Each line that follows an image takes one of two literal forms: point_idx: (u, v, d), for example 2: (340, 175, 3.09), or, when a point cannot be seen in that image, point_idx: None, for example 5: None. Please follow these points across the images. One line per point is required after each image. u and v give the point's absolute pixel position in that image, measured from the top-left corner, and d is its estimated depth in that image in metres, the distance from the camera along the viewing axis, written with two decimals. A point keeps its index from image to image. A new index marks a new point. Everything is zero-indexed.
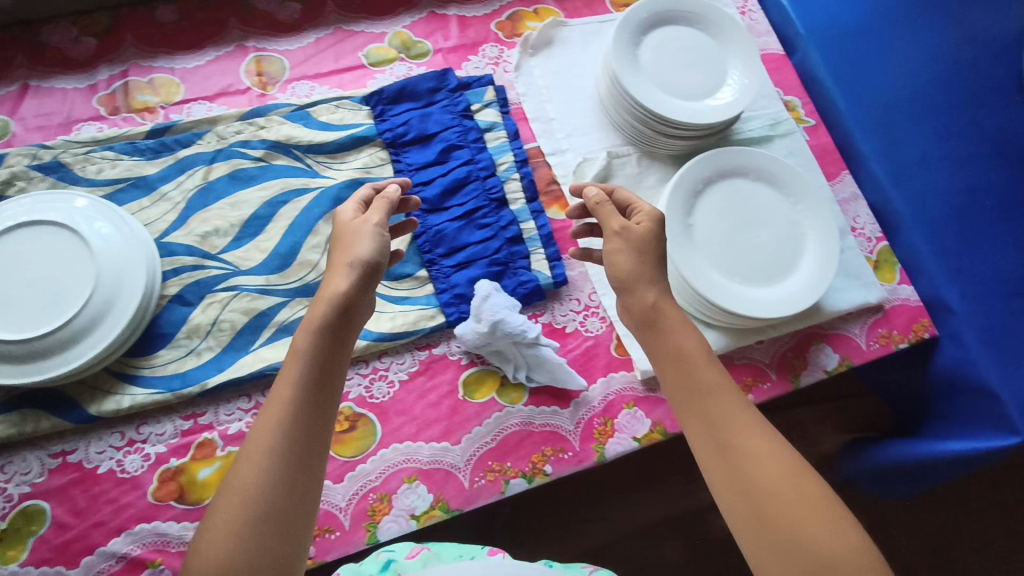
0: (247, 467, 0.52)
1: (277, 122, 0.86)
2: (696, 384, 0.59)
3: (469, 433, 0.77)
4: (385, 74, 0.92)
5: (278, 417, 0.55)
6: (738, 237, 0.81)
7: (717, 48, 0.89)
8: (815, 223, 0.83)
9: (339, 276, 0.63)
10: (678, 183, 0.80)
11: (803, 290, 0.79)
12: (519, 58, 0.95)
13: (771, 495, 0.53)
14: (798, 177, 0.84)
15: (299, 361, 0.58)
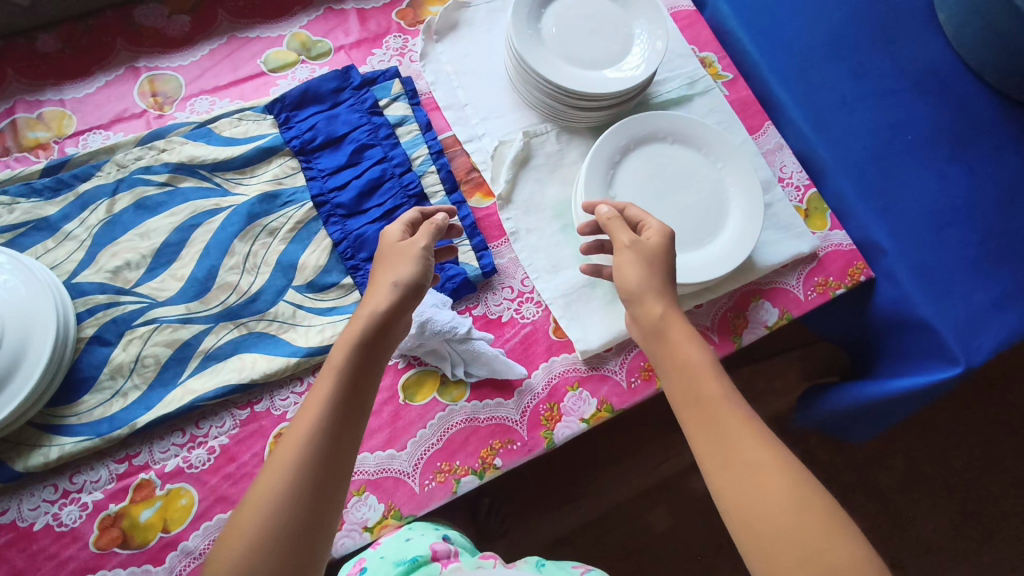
0: (270, 480, 0.52)
1: (179, 143, 0.82)
2: (699, 393, 0.58)
3: (414, 437, 0.76)
4: (288, 79, 0.88)
5: (308, 425, 0.54)
6: (662, 203, 0.82)
7: (621, 11, 0.87)
8: (735, 180, 0.84)
9: (383, 295, 0.62)
10: (596, 157, 0.80)
11: (730, 249, 0.81)
12: (424, 46, 0.91)
13: (768, 500, 0.51)
14: (715, 135, 0.85)
15: (330, 380, 0.57)
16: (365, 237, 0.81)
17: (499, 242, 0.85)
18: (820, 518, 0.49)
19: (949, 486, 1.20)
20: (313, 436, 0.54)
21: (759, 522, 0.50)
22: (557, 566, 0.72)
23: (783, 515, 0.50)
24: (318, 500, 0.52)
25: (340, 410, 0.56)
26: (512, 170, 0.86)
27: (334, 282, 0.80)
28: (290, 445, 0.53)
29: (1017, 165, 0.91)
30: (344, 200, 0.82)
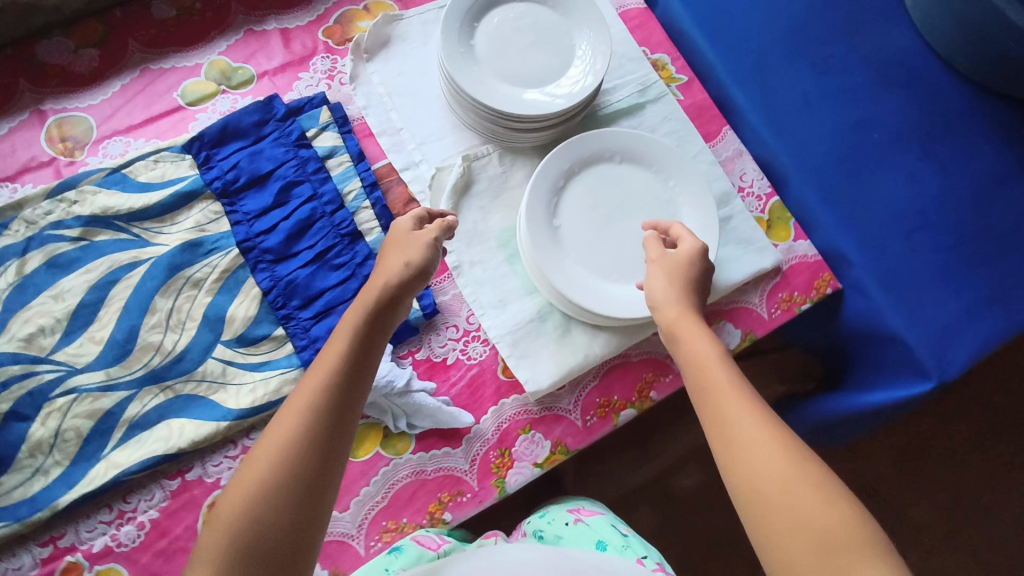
0: (277, 429, 0.54)
1: (90, 193, 0.77)
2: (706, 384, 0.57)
3: (357, 497, 0.71)
4: (208, 112, 0.82)
5: (320, 380, 0.56)
6: (609, 229, 0.77)
7: (561, 20, 0.80)
8: (691, 198, 0.78)
9: (395, 271, 0.64)
10: (536, 184, 0.75)
11: (685, 276, 0.75)
12: (354, 66, 0.85)
13: (774, 482, 0.50)
14: (667, 152, 0.79)
15: (341, 343, 0.59)
16: (296, 283, 0.76)
17: (442, 278, 0.81)
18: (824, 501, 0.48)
19: (918, 478, 1.22)
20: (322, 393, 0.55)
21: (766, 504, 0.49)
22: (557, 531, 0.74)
23: (791, 499, 0.49)
24: (320, 454, 0.53)
25: (349, 372, 0.57)
26: (453, 199, 0.80)
27: (266, 334, 0.75)
28: (297, 399, 0.55)
29: (991, 158, 0.85)
30: (272, 244, 0.77)
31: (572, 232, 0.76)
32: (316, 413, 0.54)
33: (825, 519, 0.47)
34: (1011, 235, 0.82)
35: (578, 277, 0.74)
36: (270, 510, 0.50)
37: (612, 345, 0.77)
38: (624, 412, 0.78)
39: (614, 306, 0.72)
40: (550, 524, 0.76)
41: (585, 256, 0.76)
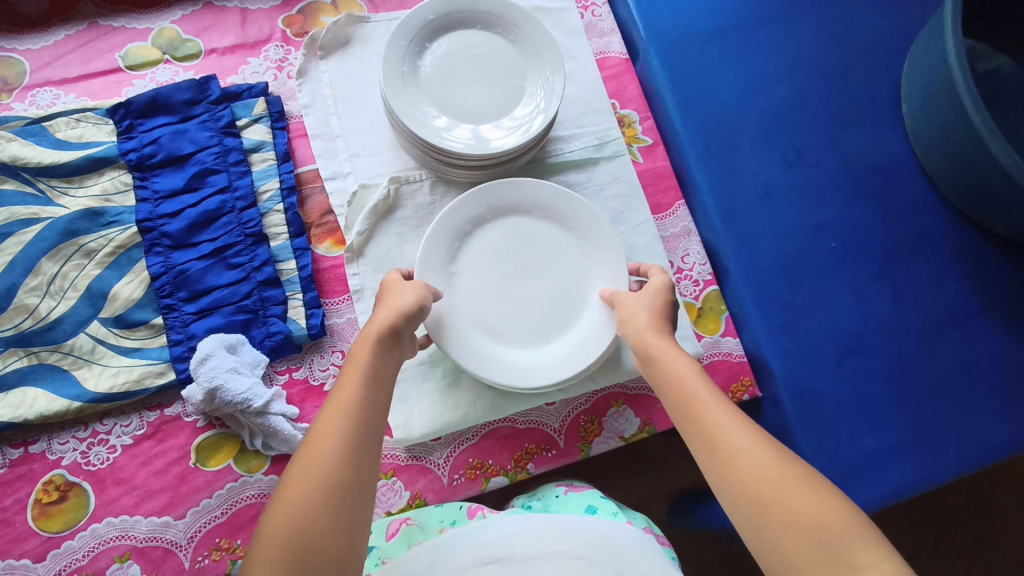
0: (310, 459, 0.49)
1: (4, 138, 0.74)
2: (690, 398, 0.53)
3: (196, 507, 0.69)
4: (145, 80, 0.80)
5: (344, 405, 0.52)
6: (509, 287, 0.73)
7: (517, 58, 0.76)
8: (604, 269, 0.74)
9: (392, 310, 0.60)
10: (442, 224, 0.71)
11: (577, 352, 0.71)
12: (304, 61, 0.82)
13: (764, 490, 0.46)
14: (590, 214, 0.74)
15: (358, 367, 0.55)
16: (188, 275, 0.73)
17: (339, 299, 0.77)
18: (817, 496, 0.45)
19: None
20: (347, 414, 0.52)
21: (761, 507, 0.46)
22: (543, 506, 0.69)
23: (783, 495, 0.46)
24: (358, 473, 0.50)
25: (371, 392, 0.54)
26: (369, 220, 0.77)
27: (143, 320, 0.72)
28: (326, 427, 0.51)
29: (953, 294, 0.78)
30: (172, 229, 0.74)
31: (468, 283, 0.73)
32: (347, 434, 0.50)
33: (820, 512, 0.44)
34: (950, 379, 0.75)
35: (462, 331, 0.70)
36: (320, 538, 0.46)
37: (494, 409, 0.73)
38: (495, 478, 0.73)
39: (492, 370, 0.68)
40: (539, 497, 0.71)
41: (477, 310, 0.72)
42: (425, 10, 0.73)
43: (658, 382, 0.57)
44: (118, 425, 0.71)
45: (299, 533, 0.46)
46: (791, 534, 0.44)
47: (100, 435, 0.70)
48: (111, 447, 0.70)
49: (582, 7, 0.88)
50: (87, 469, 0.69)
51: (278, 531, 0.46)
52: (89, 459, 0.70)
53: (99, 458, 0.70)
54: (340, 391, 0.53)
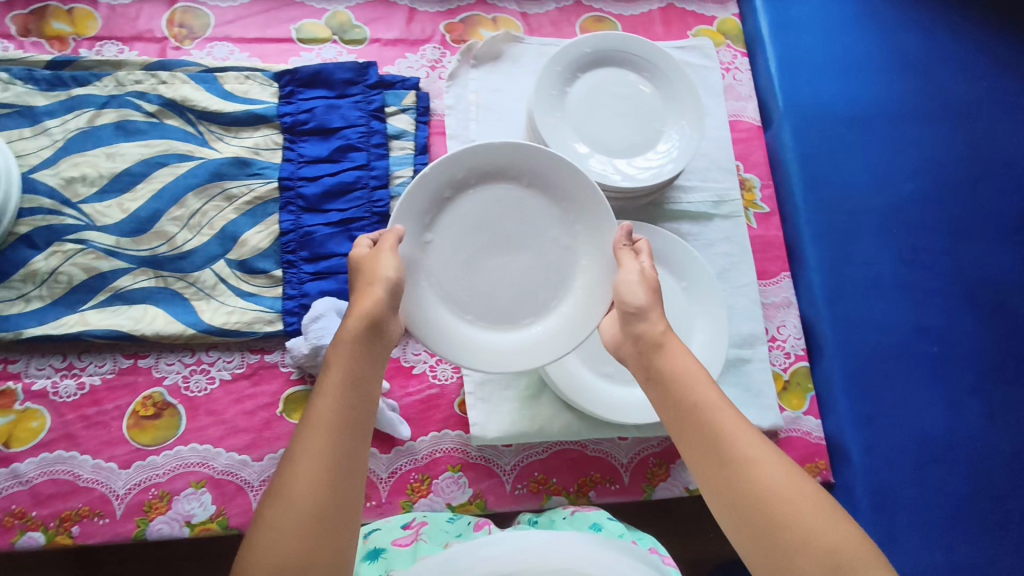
0: (297, 484, 0.48)
1: (180, 81, 0.82)
2: (696, 401, 0.53)
3: (274, 453, 0.73)
4: (312, 54, 0.86)
5: (324, 418, 0.51)
6: (489, 260, 0.68)
7: (661, 104, 0.78)
8: (593, 250, 0.67)
9: (370, 306, 0.56)
10: (416, 190, 0.64)
11: (553, 336, 0.66)
12: (457, 67, 0.87)
13: (775, 504, 0.48)
14: (584, 190, 0.66)
15: (338, 373, 0.53)
16: (313, 237, 0.78)
17: None
18: (824, 513, 0.47)
19: None
20: (330, 434, 0.50)
21: (772, 523, 0.47)
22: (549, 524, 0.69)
23: (792, 515, 0.47)
24: (349, 492, 0.50)
25: (354, 405, 0.52)
26: None
27: (264, 269, 0.77)
28: (311, 448, 0.49)
29: None
30: (308, 193, 0.79)
31: (442, 252, 0.67)
32: (334, 454, 0.50)
33: (831, 538, 0.46)
34: None
35: (431, 308, 0.65)
36: (307, 558, 0.46)
37: (568, 430, 0.75)
38: (556, 497, 0.75)
39: (463, 354, 0.63)
40: (546, 514, 0.71)
41: (451, 284, 0.67)
42: (582, 44, 0.77)
43: (660, 392, 0.56)
44: (222, 359, 0.75)
45: (285, 557, 0.46)
46: (805, 556, 0.46)
47: (203, 364, 0.75)
48: (210, 378, 0.74)
49: (725, 69, 0.90)
50: (184, 393, 0.74)
51: (263, 554, 0.46)
52: (189, 385, 0.74)
53: (198, 386, 0.74)
54: (320, 409, 0.51)
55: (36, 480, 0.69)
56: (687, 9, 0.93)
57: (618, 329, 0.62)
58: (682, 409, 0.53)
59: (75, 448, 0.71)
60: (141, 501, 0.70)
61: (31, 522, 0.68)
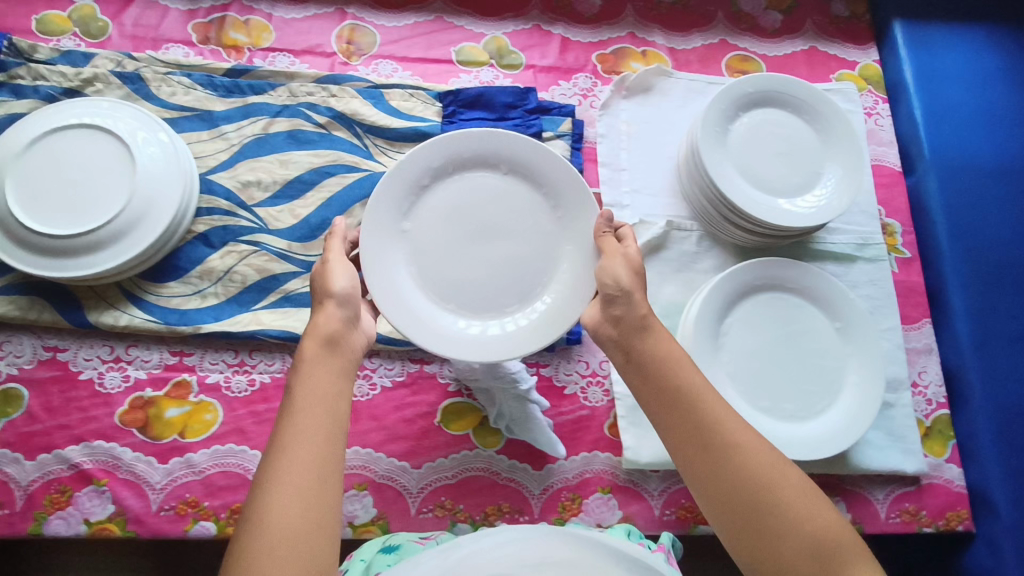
0: (276, 491, 0.46)
1: (349, 95, 0.85)
2: (679, 386, 0.53)
3: (432, 462, 0.76)
4: (470, 76, 0.89)
5: (294, 432, 0.49)
6: (469, 247, 0.71)
7: (819, 146, 0.81)
8: (575, 236, 0.70)
9: (323, 323, 0.56)
10: (391, 179, 0.69)
11: (545, 324, 0.67)
12: (610, 97, 0.90)
13: (761, 490, 0.48)
14: (568, 178, 0.69)
15: (303, 388, 0.51)
16: None
17: None
18: (804, 495, 0.49)
19: None
20: (303, 442, 0.48)
21: (765, 508, 0.48)
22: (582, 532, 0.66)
23: (784, 502, 0.48)
24: (329, 496, 0.47)
25: (325, 411, 0.50)
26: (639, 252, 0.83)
27: None
28: (291, 457, 0.47)
29: None
30: None
31: (425, 238, 0.71)
32: (310, 460, 0.47)
33: (814, 520, 0.47)
34: None
35: (410, 294, 0.69)
36: None
37: None
38: (703, 526, 0.77)
39: (440, 343, 0.66)
40: None
41: (426, 267, 0.71)
42: (747, 84, 0.80)
43: (632, 373, 0.56)
44: (383, 367, 0.78)
45: None
46: (793, 541, 0.47)
47: (366, 370, 0.78)
48: (373, 384, 0.78)
49: (867, 114, 0.94)
50: None
51: None
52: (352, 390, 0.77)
53: (362, 391, 0.77)
54: (293, 420, 0.49)
55: (208, 471, 0.72)
56: (829, 52, 0.97)
57: (597, 310, 0.61)
58: (665, 395, 0.53)
59: (245, 442, 0.74)
60: None
61: (204, 511, 0.71)
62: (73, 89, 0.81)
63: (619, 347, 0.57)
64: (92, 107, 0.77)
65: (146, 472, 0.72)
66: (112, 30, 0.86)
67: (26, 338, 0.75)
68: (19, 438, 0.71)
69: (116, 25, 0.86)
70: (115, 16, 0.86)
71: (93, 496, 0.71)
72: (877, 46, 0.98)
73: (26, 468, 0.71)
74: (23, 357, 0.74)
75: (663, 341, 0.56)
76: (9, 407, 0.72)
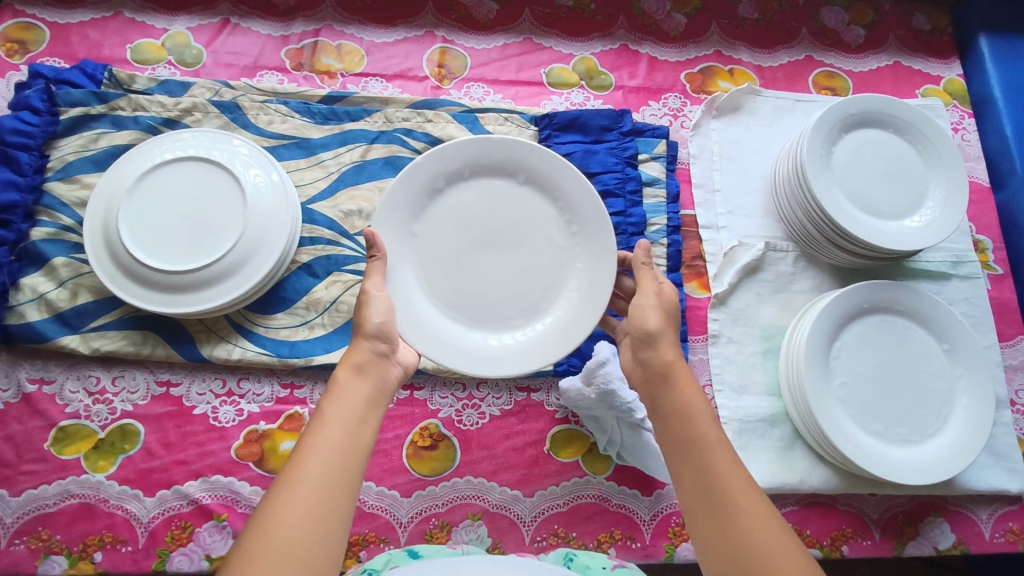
0: (297, 494, 0.47)
1: (445, 120, 0.85)
2: (695, 438, 0.54)
3: (544, 489, 0.75)
4: (561, 97, 0.90)
5: (314, 448, 0.50)
6: (478, 254, 0.73)
7: (922, 167, 0.81)
8: (587, 256, 0.72)
9: (361, 352, 0.59)
10: (408, 178, 0.70)
11: (548, 341, 0.69)
12: (701, 117, 0.90)
13: (755, 553, 0.46)
14: (587, 198, 0.71)
15: (333, 410, 0.53)
16: None
17: (698, 339, 0.82)
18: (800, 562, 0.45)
19: None
20: (327, 453, 0.49)
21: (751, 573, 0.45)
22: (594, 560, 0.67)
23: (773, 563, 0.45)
24: (338, 514, 0.47)
25: (351, 434, 0.52)
26: (739, 275, 0.83)
27: None
28: (303, 474, 0.48)
29: None
30: None
31: (434, 242, 0.72)
32: (329, 474, 0.48)
33: None
34: None
35: (418, 300, 0.70)
36: None
37: (828, 484, 0.76)
38: (811, 549, 0.75)
39: (438, 351, 0.67)
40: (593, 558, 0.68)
41: (433, 272, 0.72)
42: (849, 105, 0.81)
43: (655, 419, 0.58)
44: (492, 396, 0.79)
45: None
46: None
47: (475, 400, 0.78)
48: (482, 413, 0.78)
49: (954, 130, 0.94)
50: (458, 427, 0.77)
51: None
52: (462, 418, 0.77)
53: (471, 420, 0.77)
54: (320, 431, 0.51)
55: None
56: (913, 67, 0.97)
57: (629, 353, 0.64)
58: (680, 446, 0.54)
59: None
60: (423, 530, 0.73)
61: None
62: (172, 119, 0.82)
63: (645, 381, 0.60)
64: (197, 140, 0.78)
65: None
66: (207, 57, 0.87)
67: (139, 373, 0.75)
68: (138, 474, 0.72)
69: (210, 53, 0.87)
70: (208, 44, 0.87)
71: (214, 531, 0.71)
72: (962, 61, 0.98)
73: (146, 505, 0.71)
74: (138, 393, 0.75)
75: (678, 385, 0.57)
76: (126, 444, 0.73)
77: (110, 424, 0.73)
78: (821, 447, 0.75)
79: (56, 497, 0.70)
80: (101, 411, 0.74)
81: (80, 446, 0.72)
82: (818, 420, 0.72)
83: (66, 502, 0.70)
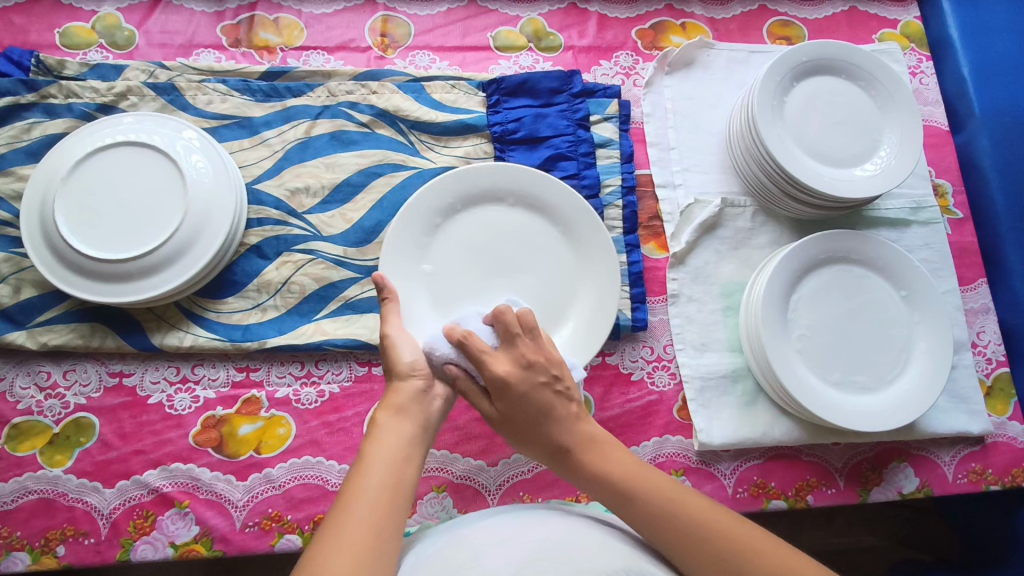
0: (345, 543, 0.46)
1: (390, 90, 0.83)
2: (593, 435, 0.58)
3: (508, 458, 0.75)
4: (510, 61, 0.89)
5: (359, 495, 0.49)
6: (486, 282, 0.73)
7: (875, 113, 0.80)
8: (589, 262, 0.74)
9: (402, 392, 0.57)
10: (406, 219, 0.71)
11: (572, 349, 0.71)
12: (652, 74, 0.88)
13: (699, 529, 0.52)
14: (578, 208, 0.73)
15: (376, 454, 0.52)
16: None
17: (657, 299, 0.82)
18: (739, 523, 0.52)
19: None
20: (370, 496, 0.49)
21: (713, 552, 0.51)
22: None
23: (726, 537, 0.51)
24: (386, 557, 0.47)
25: (395, 470, 0.51)
26: (696, 233, 0.81)
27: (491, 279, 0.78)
28: (351, 519, 0.47)
29: None
30: None
31: (442, 277, 0.73)
32: (378, 519, 0.48)
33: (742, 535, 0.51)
34: None
35: (440, 337, 0.70)
36: None
37: (790, 436, 0.76)
38: (776, 501, 0.75)
39: None
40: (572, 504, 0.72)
41: (447, 307, 0.72)
42: (800, 53, 0.79)
43: (572, 479, 0.58)
44: None
45: None
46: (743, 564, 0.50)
47: None
48: None
49: (912, 73, 0.92)
50: None
51: None
52: None
53: None
54: (365, 474, 0.50)
55: (288, 485, 0.72)
56: (869, 12, 0.95)
57: (507, 365, 0.57)
58: (593, 479, 0.56)
59: (321, 453, 0.73)
60: None
61: (288, 525, 0.71)
62: (107, 104, 0.79)
63: (529, 440, 0.59)
64: (130, 123, 0.75)
65: (226, 491, 0.71)
66: (139, 39, 0.85)
67: (91, 365, 0.75)
68: (95, 467, 0.71)
69: (142, 34, 0.85)
70: (140, 24, 0.85)
71: (176, 519, 0.70)
72: (918, 3, 0.96)
73: (106, 497, 0.70)
74: (91, 386, 0.74)
75: (584, 424, 0.59)
76: (81, 437, 0.72)
77: (65, 418, 0.72)
78: (782, 399, 0.74)
79: (14, 494, 0.70)
80: (54, 406, 0.73)
81: (34, 442, 0.71)
82: (777, 371, 0.71)
83: (24, 498, 0.70)
